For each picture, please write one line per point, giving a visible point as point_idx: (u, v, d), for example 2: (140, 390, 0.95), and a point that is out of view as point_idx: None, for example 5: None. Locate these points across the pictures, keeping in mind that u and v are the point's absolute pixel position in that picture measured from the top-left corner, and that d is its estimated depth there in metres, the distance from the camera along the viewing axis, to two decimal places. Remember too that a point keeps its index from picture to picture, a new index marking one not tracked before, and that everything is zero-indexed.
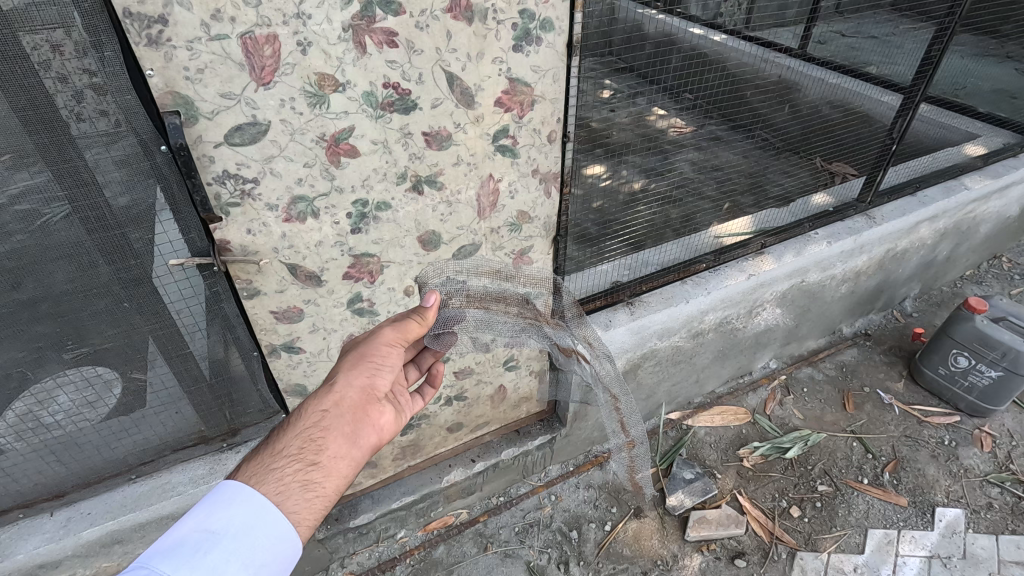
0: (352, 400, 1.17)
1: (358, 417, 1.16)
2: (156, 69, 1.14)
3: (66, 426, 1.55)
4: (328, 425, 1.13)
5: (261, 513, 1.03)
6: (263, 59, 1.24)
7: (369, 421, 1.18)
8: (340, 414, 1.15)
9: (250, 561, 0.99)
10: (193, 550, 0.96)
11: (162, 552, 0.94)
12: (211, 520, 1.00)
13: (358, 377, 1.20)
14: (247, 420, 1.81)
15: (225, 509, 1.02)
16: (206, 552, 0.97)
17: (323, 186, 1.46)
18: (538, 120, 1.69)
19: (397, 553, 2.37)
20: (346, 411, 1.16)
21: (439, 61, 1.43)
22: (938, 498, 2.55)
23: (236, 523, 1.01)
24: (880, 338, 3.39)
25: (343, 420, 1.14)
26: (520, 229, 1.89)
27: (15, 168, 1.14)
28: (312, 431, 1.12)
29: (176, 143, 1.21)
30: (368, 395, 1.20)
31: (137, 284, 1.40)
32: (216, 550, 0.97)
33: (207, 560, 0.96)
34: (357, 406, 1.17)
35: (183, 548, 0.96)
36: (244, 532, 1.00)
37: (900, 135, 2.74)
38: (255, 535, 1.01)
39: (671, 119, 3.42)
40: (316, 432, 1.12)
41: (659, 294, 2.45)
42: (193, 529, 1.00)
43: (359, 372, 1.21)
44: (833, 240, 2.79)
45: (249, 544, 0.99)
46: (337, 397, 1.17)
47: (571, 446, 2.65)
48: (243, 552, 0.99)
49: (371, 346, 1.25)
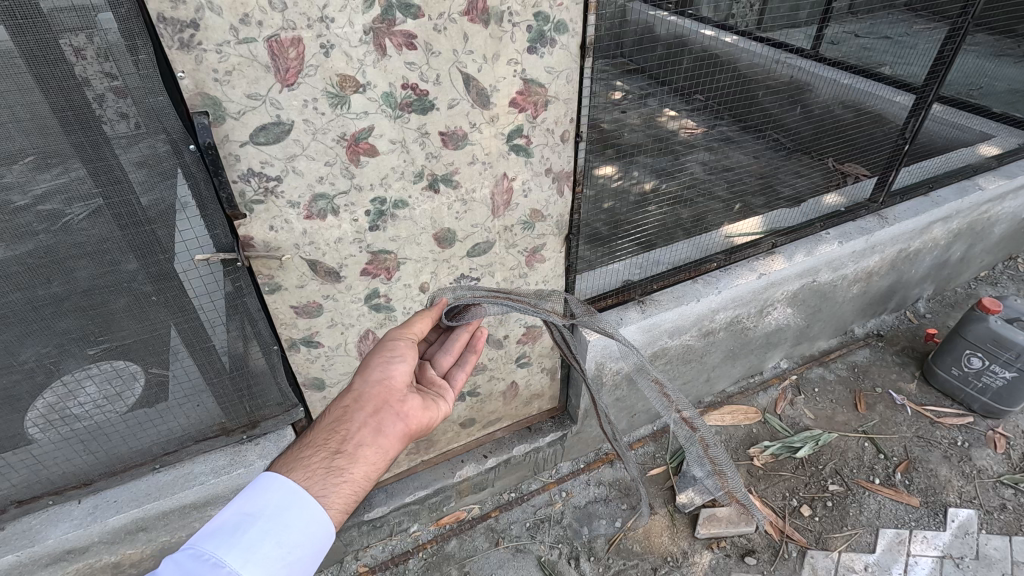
0: (371, 394, 1.20)
1: (379, 407, 1.19)
2: (188, 71, 1.20)
3: (94, 416, 1.60)
4: (351, 418, 1.16)
5: (293, 498, 1.09)
6: (288, 61, 1.29)
7: (391, 410, 1.19)
8: (359, 408, 1.18)
9: (286, 539, 1.05)
10: (232, 530, 1.05)
11: (208, 532, 1.04)
12: (248, 504, 1.08)
13: (374, 372, 1.24)
14: (267, 412, 1.84)
15: (260, 493, 1.10)
16: (244, 532, 1.05)
17: (343, 184, 1.51)
18: (551, 121, 1.72)
19: (410, 547, 2.41)
20: (367, 404, 1.18)
21: (456, 62, 1.47)
22: (950, 498, 2.55)
23: (270, 505, 1.08)
24: (893, 338, 3.38)
25: (364, 413, 1.17)
26: (533, 227, 1.92)
27: (51, 167, 1.19)
28: (336, 424, 1.16)
29: (204, 143, 1.27)
30: (387, 387, 1.22)
31: (164, 278, 1.45)
32: (252, 530, 1.05)
33: (244, 539, 1.04)
34: (376, 398, 1.19)
35: (224, 529, 1.05)
36: (278, 513, 1.07)
37: (913, 135, 2.72)
38: (289, 515, 1.07)
39: (682, 120, 3.45)
40: (340, 424, 1.16)
41: (670, 293, 2.47)
42: (235, 510, 1.08)
43: (375, 369, 1.25)
44: (845, 240, 2.79)
45: (284, 523, 1.06)
46: (358, 395, 1.20)
47: (581, 444, 2.67)
48: (276, 531, 1.05)
49: (384, 344, 1.30)
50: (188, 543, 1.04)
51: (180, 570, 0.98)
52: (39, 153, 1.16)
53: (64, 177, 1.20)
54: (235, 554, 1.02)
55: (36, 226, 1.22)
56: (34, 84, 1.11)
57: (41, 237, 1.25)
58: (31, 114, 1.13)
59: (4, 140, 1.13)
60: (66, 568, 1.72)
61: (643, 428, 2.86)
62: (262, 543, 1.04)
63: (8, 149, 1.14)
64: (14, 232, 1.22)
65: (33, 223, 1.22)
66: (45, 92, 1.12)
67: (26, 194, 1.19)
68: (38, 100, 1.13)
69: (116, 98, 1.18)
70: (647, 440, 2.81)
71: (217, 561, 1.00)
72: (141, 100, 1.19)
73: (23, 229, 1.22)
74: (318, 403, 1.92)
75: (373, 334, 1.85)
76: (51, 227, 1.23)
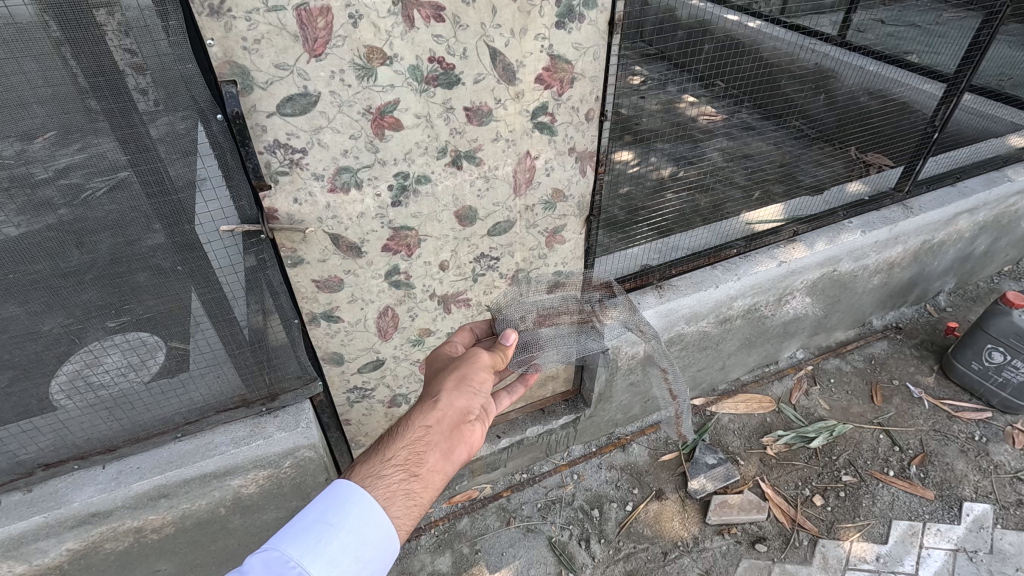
0: (452, 418, 1.26)
1: (456, 434, 1.26)
2: (217, 39, 1.21)
3: (118, 384, 1.61)
4: (431, 439, 1.22)
5: (369, 513, 1.13)
6: (316, 31, 1.29)
7: (464, 441, 1.27)
8: (439, 431, 1.24)
9: (362, 554, 1.10)
10: (315, 539, 1.08)
11: (290, 540, 1.07)
12: (331, 515, 1.11)
13: (460, 399, 1.29)
14: (286, 385, 1.84)
15: (340, 504, 1.13)
16: (326, 543, 1.08)
17: (367, 158, 1.51)
18: (577, 98, 1.71)
19: (422, 523, 2.44)
20: (447, 429, 1.25)
21: (483, 36, 1.46)
22: (966, 492, 2.53)
23: (349, 519, 1.11)
24: (911, 331, 3.34)
25: (444, 434, 1.24)
26: (555, 207, 1.92)
27: (67, 143, 1.19)
28: (417, 444, 1.21)
29: (232, 112, 1.29)
30: (465, 417, 1.28)
31: (190, 248, 1.46)
32: (335, 542, 1.08)
33: (327, 550, 1.07)
34: (456, 424, 1.26)
35: (305, 535, 1.08)
36: (356, 526, 1.11)
37: (943, 123, 2.67)
38: (369, 534, 1.11)
39: (702, 107, 3.42)
40: (419, 445, 1.21)
41: (688, 279, 2.45)
42: (313, 520, 1.11)
43: (460, 391, 1.29)
44: (867, 230, 2.75)
45: (362, 538, 1.10)
46: (439, 412, 1.25)
47: (594, 428, 2.68)
48: (353, 545, 1.09)
49: (467, 366, 1.34)
50: (271, 544, 1.06)
51: None
52: (60, 127, 1.18)
53: (85, 153, 1.21)
54: (319, 566, 1.05)
55: (57, 200, 1.24)
56: (50, 52, 1.10)
57: (62, 211, 1.26)
58: (48, 83, 1.13)
59: (25, 113, 1.14)
60: (89, 532, 1.74)
61: (656, 413, 2.85)
62: (343, 557, 1.07)
63: (26, 124, 1.15)
64: (35, 203, 1.25)
65: (54, 197, 1.23)
66: (56, 62, 1.11)
67: (45, 169, 1.21)
68: (54, 67, 1.12)
69: (135, 74, 1.19)
70: (660, 426, 2.81)
71: (301, 569, 1.04)
72: (160, 74, 1.20)
73: (39, 203, 1.24)
74: (336, 377, 1.95)
75: (392, 310, 1.86)
76: (71, 202, 1.25)
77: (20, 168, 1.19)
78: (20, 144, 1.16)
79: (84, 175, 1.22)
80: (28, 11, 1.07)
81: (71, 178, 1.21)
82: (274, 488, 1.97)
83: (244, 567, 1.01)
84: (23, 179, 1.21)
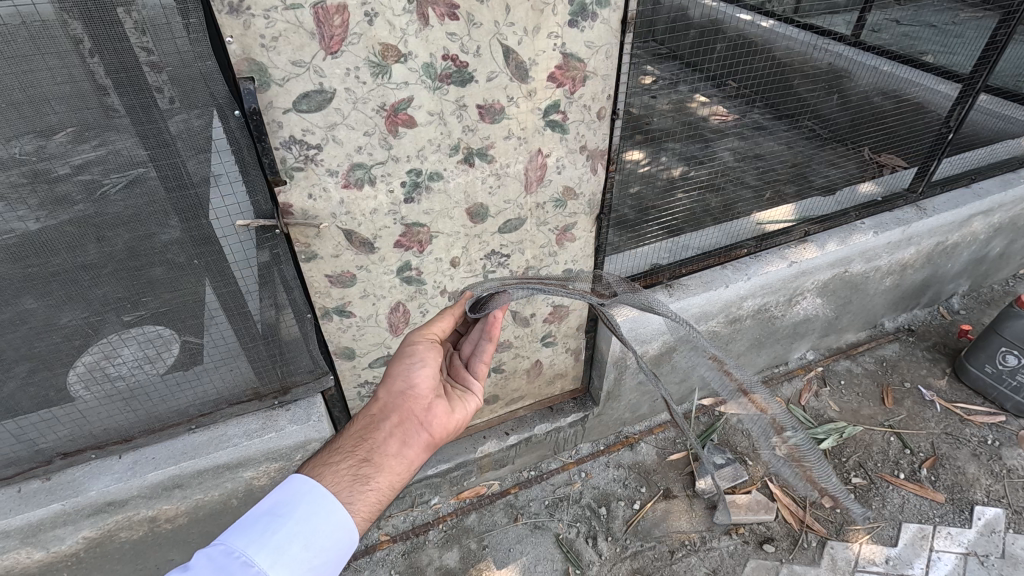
0: (396, 404, 1.29)
1: (404, 419, 1.27)
2: (235, 36, 1.23)
3: (135, 375, 1.64)
4: (376, 428, 1.26)
5: (319, 502, 1.16)
6: (332, 29, 1.31)
7: (415, 422, 1.28)
8: (384, 417, 1.27)
9: (312, 542, 1.12)
10: (261, 529, 1.11)
11: (237, 532, 1.10)
12: (278, 506, 1.15)
13: (399, 383, 1.31)
14: (298, 378, 1.87)
15: (291, 496, 1.16)
16: (273, 532, 1.11)
17: (381, 154, 1.53)
18: (588, 97, 1.72)
19: (430, 518, 2.46)
20: (392, 416, 1.27)
21: (496, 34, 1.48)
22: (977, 496, 2.51)
23: (298, 509, 1.14)
24: (924, 334, 3.31)
25: (391, 421, 1.27)
26: (565, 205, 1.92)
27: (89, 139, 1.22)
28: (365, 432, 1.25)
29: (249, 108, 1.31)
30: (409, 397, 1.30)
31: (206, 243, 1.48)
32: (282, 531, 1.11)
33: (274, 539, 1.10)
34: (400, 407, 1.28)
35: (253, 527, 1.11)
36: (305, 516, 1.14)
37: (958, 123, 2.65)
38: (317, 521, 1.14)
39: (713, 106, 3.41)
40: (366, 433, 1.25)
41: (698, 278, 2.45)
42: (263, 513, 1.14)
43: (396, 376, 1.32)
44: (880, 230, 2.73)
45: (313, 527, 1.13)
46: (383, 401, 1.30)
47: (603, 426, 2.69)
48: (304, 533, 1.12)
49: (404, 348, 1.37)
50: (219, 538, 1.09)
51: (211, 565, 1.04)
52: (82, 123, 1.20)
53: (103, 149, 1.24)
54: (264, 554, 1.07)
55: (77, 195, 1.27)
56: (72, 49, 1.13)
57: (81, 206, 1.29)
58: (70, 79, 1.16)
59: (48, 108, 1.17)
60: (105, 520, 1.77)
61: (665, 413, 2.86)
62: (290, 544, 1.09)
63: (48, 120, 1.18)
64: (55, 198, 1.27)
65: (74, 192, 1.26)
66: (80, 58, 1.14)
67: (63, 164, 1.24)
68: (75, 64, 1.15)
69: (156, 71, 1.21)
70: (668, 425, 2.81)
71: (248, 559, 1.06)
72: (179, 71, 1.22)
73: (61, 198, 1.27)
74: (347, 372, 1.97)
75: (403, 306, 1.88)
76: (90, 197, 1.28)
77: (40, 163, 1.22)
78: (41, 139, 1.19)
79: (103, 171, 1.25)
80: (51, 9, 1.09)
81: (89, 173, 1.24)
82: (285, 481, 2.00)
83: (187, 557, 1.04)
84: (45, 174, 1.23)
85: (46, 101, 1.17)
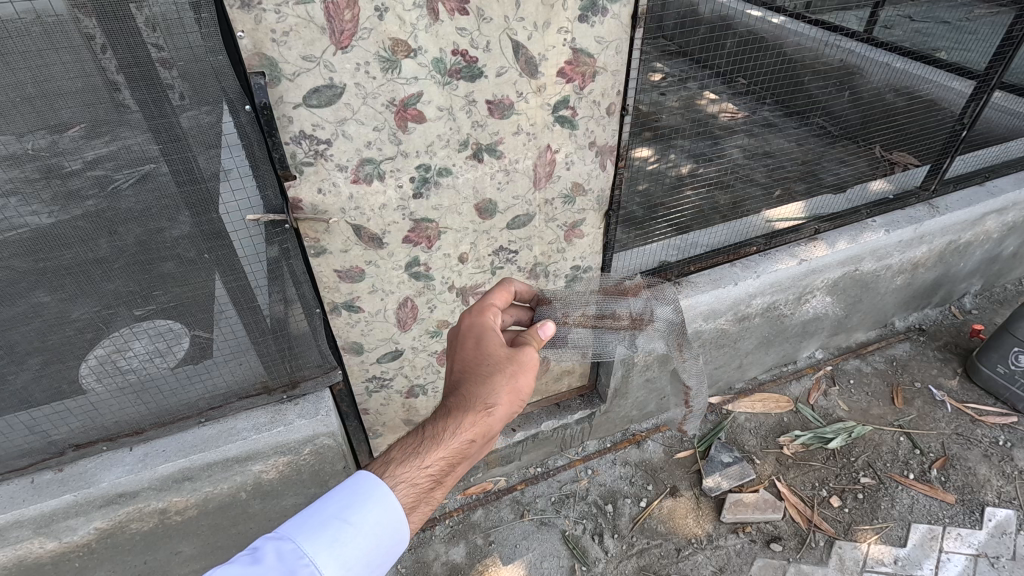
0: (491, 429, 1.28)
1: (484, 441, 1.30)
2: (247, 31, 1.25)
3: (146, 369, 1.66)
4: (466, 452, 1.24)
5: (388, 519, 1.15)
6: (343, 24, 1.31)
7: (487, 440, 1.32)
8: (478, 444, 1.25)
9: (372, 560, 1.12)
10: (331, 537, 1.09)
11: (308, 535, 1.08)
12: (349, 512, 1.12)
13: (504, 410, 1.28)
14: (306, 373, 1.87)
15: (362, 505, 1.14)
16: (342, 544, 1.09)
17: (390, 150, 1.53)
18: (598, 92, 1.71)
19: (437, 514, 2.46)
20: (485, 438, 1.25)
21: (506, 29, 1.48)
22: (988, 497, 2.48)
23: (369, 524, 1.13)
24: (935, 333, 3.28)
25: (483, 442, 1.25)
26: (574, 201, 1.92)
27: (103, 134, 1.23)
28: (454, 455, 1.23)
29: (260, 102, 1.32)
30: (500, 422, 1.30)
31: (216, 237, 1.49)
32: (349, 542, 1.10)
33: (342, 552, 1.08)
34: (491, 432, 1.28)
35: (323, 533, 1.09)
36: (372, 532, 1.13)
37: (972, 121, 2.62)
38: (383, 538, 1.14)
39: (722, 104, 3.40)
40: (456, 457, 1.23)
41: (707, 275, 2.44)
42: (333, 517, 1.12)
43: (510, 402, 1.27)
44: (891, 228, 2.72)
45: (377, 543, 1.13)
46: (483, 417, 1.23)
47: (610, 423, 2.68)
48: (367, 550, 1.11)
49: (526, 380, 1.29)
50: (288, 534, 1.07)
51: (280, 566, 1.02)
52: (93, 120, 1.21)
53: (115, 145, 1.25)
54: (331, 566, 1.07)
55: (89, 190, 1.28)
56: (84, 44, 1.13)
57: (94, 201, 1.31)
58: (82, 74, 1.16)
59: (61, 103, 1.18)
60: (116, 512, 1.79)
61: (672, 411, 2.85)
62: (356, 561, 1.09)
63: (61, 115, 1.19)
64: (69, 193, 1.29)
65: (87, 187, 1.28)
66: (93, 54, 1.15)
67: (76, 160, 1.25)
68: (88, 59, 1.15)
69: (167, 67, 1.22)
70: (675, 423, 2.80)
71: (314, 567, 1.05)
72: (190, 66, 1.23)
73: (76, 192, 1.28)
74: (356, 366, 1.98)
75: (411, 302, 1.89)
76: (103, 192, 1.30)
77: (54, 158, 1.23)
78: (55, 135, 1.20)
79: (115, 166, 1.26)
80: (64, 5, 1.09)
81: (101, 169, 1.25)
82: (293, 475, 2.01)
83: (258, 553, 1.02)
84: (58, 170, 1.24)
85: (60, 95, 1.17)
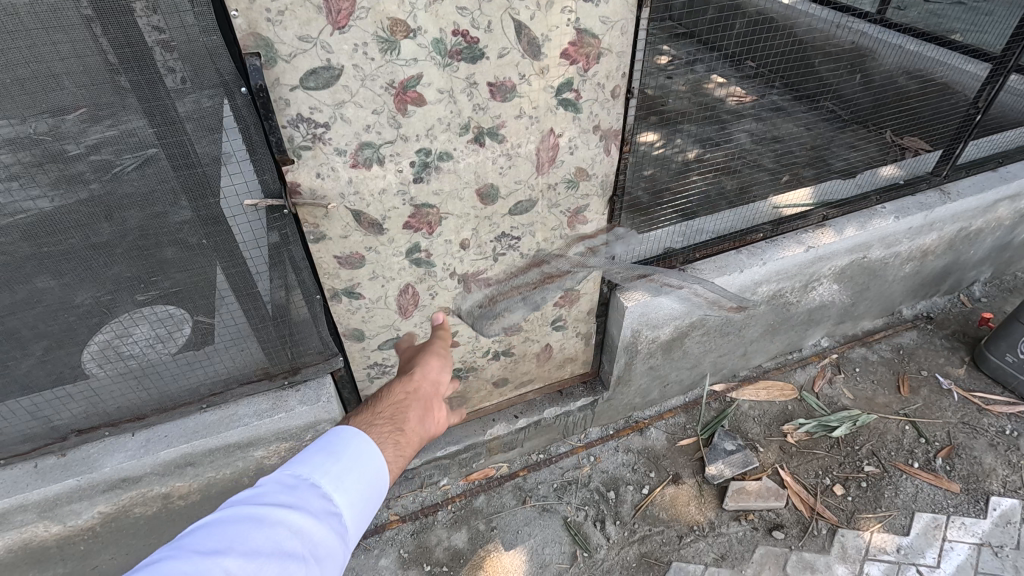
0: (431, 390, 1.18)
1: (433, 404, 1.17)
2: (241, 10, 1.20)
3: (146, 355, 1.65)
4: (411, 404, 1.12)
5: (366, 443, 1.00)
6: (339, 3, 1.28)
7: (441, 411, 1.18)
8: (419, 397, 1.14)
9: (372, 477, 0.97)
10: (322, 455, 0.96)
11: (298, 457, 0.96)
12: (340, 432, 1.01)
13: (436, 372, 1.22)
14: (307, 359, 1.86)
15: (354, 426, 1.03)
16: (337, 460, 0.96)
17: (389, 133, 1.50)
18: (603, 75, 1.67)
19: (439, 499, 2.47)
20: (426, 395, 1.16)
21: (508, 9, 1.43)
22: (993, 487, 2.47)
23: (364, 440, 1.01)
24: (943, 322, 3.24)
25: (420, 416, 1.11)
26: (577, 186, 1.89)
27: (104, 119, 1.21)
28: (397, 402, 1.11)
29: (255, 84, 1.28)
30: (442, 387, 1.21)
31: (215, 223, 1.47)
32: (345, 459, 0.97)
33: (338, 467, 0.95)
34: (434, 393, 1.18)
35: (314, 452, 0.97)
36: (366, 447, 1.00)
37: (987, 104, 2.56)
38: (377, 455, 1.00)
39: (731, 88, 3.34)
40: (401, 403, 1.11)
41: (713, 262, 2.40)
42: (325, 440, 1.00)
43: (437, 364, 1.23)
44: (901, 215, 2.66)
45: (375, 462, 0.99)
46: (409, 401, 1.13)
47: (612, 411, 2.67)
48: (366, 467, 0.97)
49: (442, 344, 1.28)
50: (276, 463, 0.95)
51: (274, 487, 0.90)
52: (89, 102, 1.19)
53: (116, 130, 1.23)
54: (329, 480, 0.93)
55: (90, 175, 1.27)
56: (79, 23, 1.11)
57: (94, 186, 1.30)
58: (76, 54, 1.13)
59: (53, 85, 1.15)
60: (119, 496, 1.80)
61: (675, 399, 2.83)
62: (355, 478, 0.95)
63: (57, 98, 1.16)
64: (69, 178, 1.27)
65: (87, 171, 1.26)
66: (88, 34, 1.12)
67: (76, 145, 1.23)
68: (82, 39, 1.12)
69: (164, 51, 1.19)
70: (678, 410, 2.79)
71: (311, 484, 0.92)
72: (183, 46, 1.20)
73: (77, 177, 1.27)
74: (357, 353, 1.97)
75: (413, 288, 1.87)
76: (102, 176, 1.28)
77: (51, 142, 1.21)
78: (52, 119, 1.18)
79: (115, 151, 1.25)
80: None
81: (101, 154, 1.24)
82: None
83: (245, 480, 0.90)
84: (58, 156, 1.23)
85: (55, 77, 1.14)
